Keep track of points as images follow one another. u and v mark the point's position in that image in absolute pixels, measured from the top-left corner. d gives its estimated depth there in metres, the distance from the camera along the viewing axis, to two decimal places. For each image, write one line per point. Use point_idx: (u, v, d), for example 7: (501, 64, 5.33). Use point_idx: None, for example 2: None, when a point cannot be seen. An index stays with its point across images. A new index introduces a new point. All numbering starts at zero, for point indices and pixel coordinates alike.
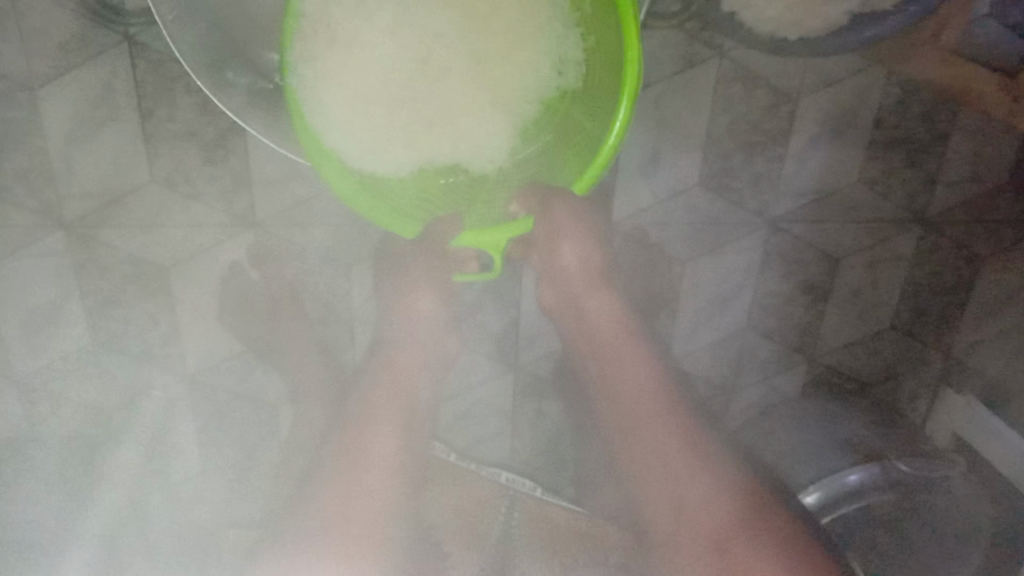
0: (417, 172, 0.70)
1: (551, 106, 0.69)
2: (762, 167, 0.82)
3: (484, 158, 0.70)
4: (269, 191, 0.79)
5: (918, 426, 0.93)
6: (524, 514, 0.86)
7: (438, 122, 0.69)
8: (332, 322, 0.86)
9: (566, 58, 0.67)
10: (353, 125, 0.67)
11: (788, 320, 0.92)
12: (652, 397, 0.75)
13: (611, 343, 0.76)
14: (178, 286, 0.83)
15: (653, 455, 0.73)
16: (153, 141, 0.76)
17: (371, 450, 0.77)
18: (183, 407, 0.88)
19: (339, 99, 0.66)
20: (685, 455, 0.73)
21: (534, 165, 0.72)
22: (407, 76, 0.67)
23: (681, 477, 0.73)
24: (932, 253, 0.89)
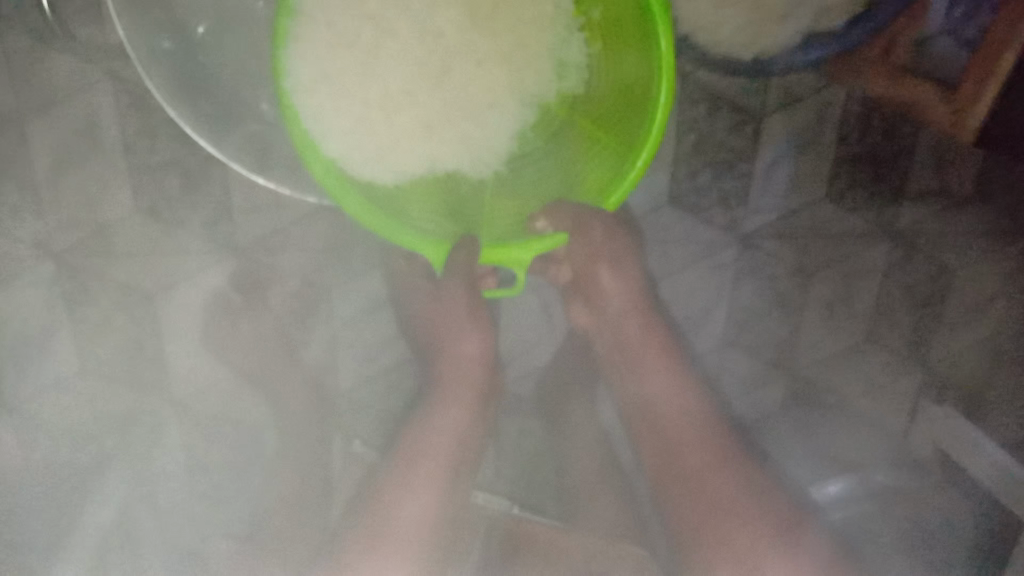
0: (419, 179, 0.69)
1: (551, 110, 0.71)
2: (731, 186, 0.84)
3: (486, 163, 0.71)
4: (250, 218, 0.81)
5: (900, 432, 0.94)
6: (506, 534, 0.86)
7: (448, 129, 0.70)
8: (311, 344, 0.89)
9: (567, 61, 0.69)
10: (355, 134, 0.66)
11: (763, 333, 0.95)
12: (693, 415, 0.72)
13: (636, 339, 0.74)
14: (162, 313, 0.84)
15: (680, 447, 0.71)
16: (137, 171, 0.78)
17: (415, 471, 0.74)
18: (171, 431, 0.90)
19: (341, 104, 0.65)
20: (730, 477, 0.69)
21: (541, 176, 0.71)
22: (411, 83, 0.68)
23: (708, 473, 0.69)
24: (903, 268, 0.88)
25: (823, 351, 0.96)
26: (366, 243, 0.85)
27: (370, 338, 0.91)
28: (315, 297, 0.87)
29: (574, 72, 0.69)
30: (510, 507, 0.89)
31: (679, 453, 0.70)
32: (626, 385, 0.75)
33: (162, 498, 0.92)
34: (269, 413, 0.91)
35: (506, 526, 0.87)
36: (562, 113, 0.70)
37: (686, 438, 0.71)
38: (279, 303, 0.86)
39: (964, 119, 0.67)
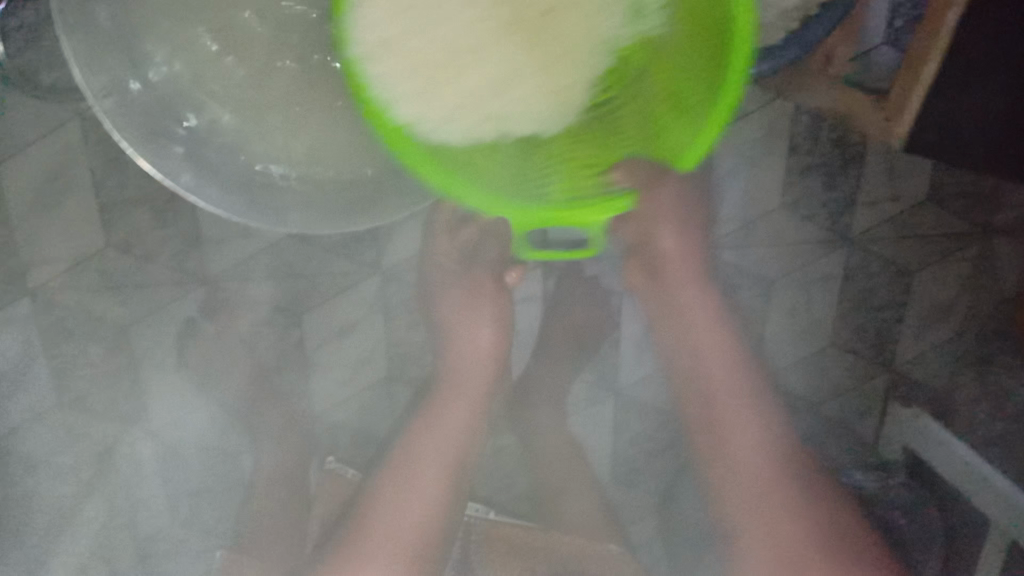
0: (485, 142, 0.63)
1: (627, 57, 0.63)
2: (684, 199, 0.87)
3: (551, 123, 0.63)
4: (221, 248, 0.84)
5: (862, 429, 0.98)
6: (484, 538, 0.88)
7: (512, 87, 0.63)
8: (284, 370, 0.90)
9: (643, 7, 0.61)
10: (418, 96, 0.60)
11: (730, 344, 0.95)
12: (751, 413, 0.79)
13: (690, 313, 0.82)
14: (138, 343, 0.87)
15: (744, 463, 0.77)
16: (108, 206, 0.81)
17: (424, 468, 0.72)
18: (150, 462, 0.91)
19: (397, 63, 0.59)
20: (797, 510, 0.75)
21: (627, 133, 0.63)
22: (475, 39, 0.61)
23: (771, 485, 0.76)
24: (859, 272, 0.92)
25: (789, 359, 0.96)
26: (330, 270, 0.86)
27: (341, 365, 0.90)
28: (283, 324, 0.88)
29: (654, 14, 0.61)
30: (483, 510, 0.90)
31: (780, 465, 0.77)
32: (699, 376, 0.80)
33: (141, 529, 0.93)
34: (244, 439, 0.92)
35: (482, 531, 0.88)
36: (641, 59, 0.62)
37: (750, 450, 0.77)
38: (249, 329, 0.88)
39: (895, 121, 0.70)
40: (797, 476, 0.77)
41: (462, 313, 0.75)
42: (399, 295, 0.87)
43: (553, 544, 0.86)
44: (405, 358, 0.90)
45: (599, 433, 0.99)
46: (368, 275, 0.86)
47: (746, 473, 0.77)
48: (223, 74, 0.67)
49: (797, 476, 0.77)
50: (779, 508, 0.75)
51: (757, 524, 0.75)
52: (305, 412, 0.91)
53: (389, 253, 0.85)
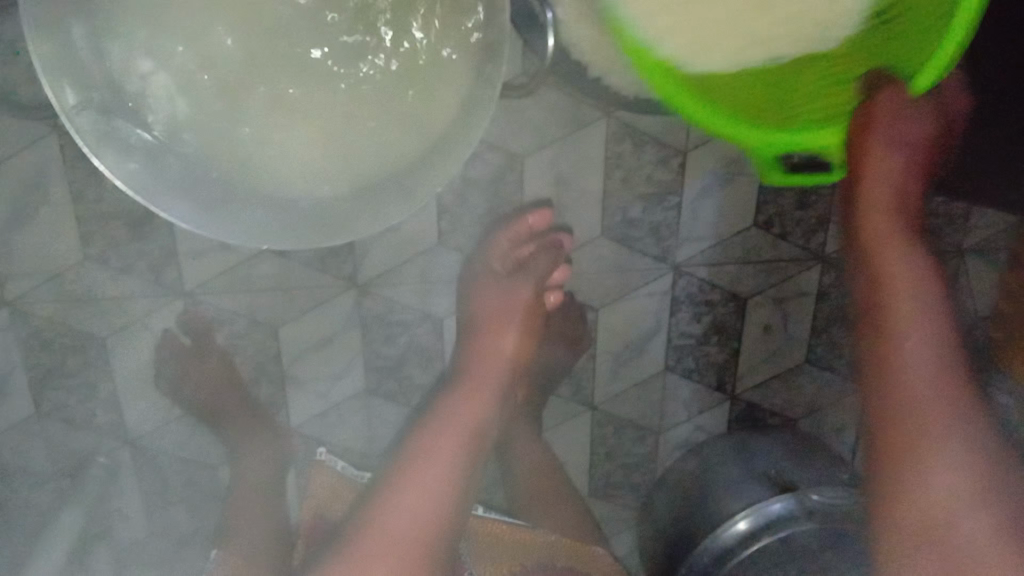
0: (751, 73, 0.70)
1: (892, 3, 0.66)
2: (661, 217, 0.87)
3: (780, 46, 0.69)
4: (198, 261, 0.84)
5: (829, 438, 1.02)
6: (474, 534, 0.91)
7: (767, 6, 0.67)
8: (260, 381, 0.91)
9: None
10: (648, 16, 0.66)
11: (706, 359, 0.96)
12: (915, 313, 0.69)
13: (883, 247, 0.72)
14: (115, 355, 0.87)
15: (905, 397, 0.67)
16: (86, 220, 0.81)
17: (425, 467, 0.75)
18: (128, 473, 0.91)
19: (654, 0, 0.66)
20: (954, 432, 0.65)
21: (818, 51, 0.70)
22: None
23: (930, 433, 0.65)
24: (834, 291, 0.93)
25: (763, 375, 0.98)
26: (306, 282, 0.86)
27: (319, 377, 0.91)
28: (259, 336, 0.88)
29: None
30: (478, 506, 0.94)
31: (934, 373, 0.67)
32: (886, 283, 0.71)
33: (121, 538, 0.94)
34: (221, 450, 0.92)
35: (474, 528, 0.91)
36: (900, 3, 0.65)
37: (913, 346, 0.68)
38: (228, 342, 0.88)
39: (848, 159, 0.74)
40: (960, 398, 0.66)
41: (489, 314, 0.82)
42: (375, 307, 0.88)
43: (541, 542, 0.92)
44: (383, 368, 0.91)
45: (575, 447, 0.99)
46: (344, 289, 0.87)
47: (918, 379, 0.67)
48: (195, 84, 0.68)
49: (958, 392, 0.67)
50: (942, 427, 0.65)
51: (907, 443, 0.66)
52: (284, 423, 0.93)
53: (365, 267, 0.86)
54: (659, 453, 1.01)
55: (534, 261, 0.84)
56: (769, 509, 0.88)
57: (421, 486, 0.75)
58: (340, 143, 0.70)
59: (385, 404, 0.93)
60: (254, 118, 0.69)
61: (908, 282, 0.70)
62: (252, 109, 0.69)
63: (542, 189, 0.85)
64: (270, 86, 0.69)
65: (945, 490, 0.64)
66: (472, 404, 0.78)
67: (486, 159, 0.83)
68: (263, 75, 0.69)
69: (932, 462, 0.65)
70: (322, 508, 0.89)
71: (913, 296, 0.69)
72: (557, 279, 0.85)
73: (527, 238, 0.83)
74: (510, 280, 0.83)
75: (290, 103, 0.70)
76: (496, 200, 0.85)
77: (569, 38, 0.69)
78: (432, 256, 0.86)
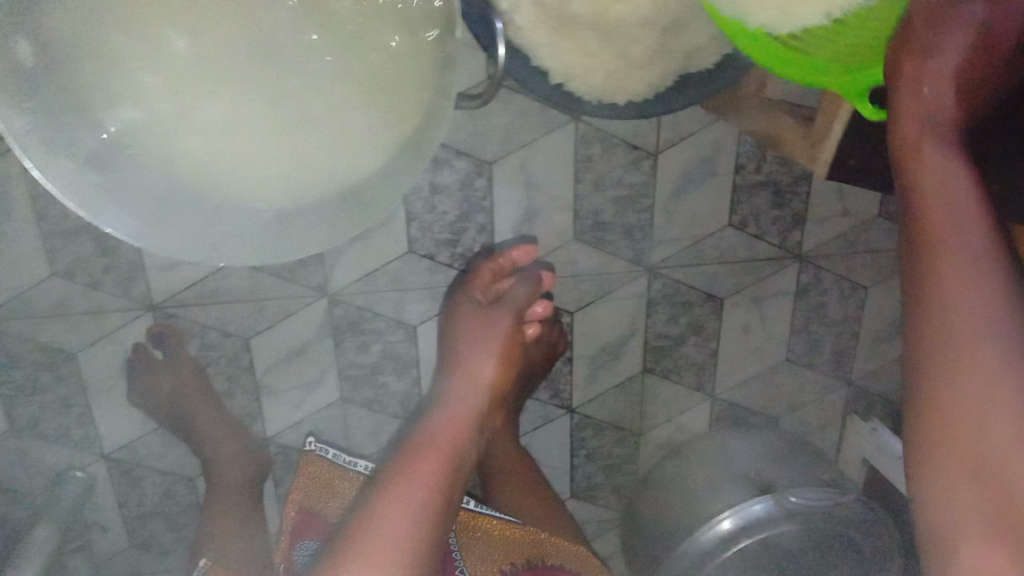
0: None
1: None
2: (634, 220, 0.86)
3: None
4: (166, 274, 0.83)
5: (810, 433, 1.01)
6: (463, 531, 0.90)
7: None
8: (234, 393, 0.90)
9: None
10: None
11: (685, 360, 0.95)
12: (969, 231, 0.54)
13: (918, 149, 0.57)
14: (86, 369, 0.86)
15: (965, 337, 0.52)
16: (51, 236, 0.79)
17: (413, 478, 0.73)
18: (104, 485, 0.91)
19: None
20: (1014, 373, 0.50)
21: None
22: None
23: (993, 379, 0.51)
24: (812, 288, 0.92)
25: (743, 375, 0.97)
26: (276, 292, 0.85)
27: (293, 388, 0.91)
28: (231, 348, 0.87)
29: None
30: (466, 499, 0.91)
31: (991, 311, 0.52)
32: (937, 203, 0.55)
33: (98, 550, 0.95)
34: (196, 461, 0.92)
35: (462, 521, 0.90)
36: None
37: (954, 281, 0.53)
38: (199, 354, 0.87)
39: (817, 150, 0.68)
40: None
41: (470, 330, 0.83)
42: (347, 317, 0.87)
43: (530, 537, 0.91)
44: (358, 376, 0.91)
45: (555, 451, 0.98)
46: (314, 299, 0.86)
47: (961, 310, 0.53)
48: (143, 94, 0.62)
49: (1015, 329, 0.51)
50: (1001, 374, 0.50)
51: (948, 397, 0.52)
52: (258, 434, 0.93)
53: (335, 277, 0.85)
54: (641, 454, 1.01)
55: (511, 294, 0.85)
56: (750, 510, 0.88)
57: (397, 517, 0.70)
58: (297, 151, 0.67)
59: (361, 411, 0.93)
60: (208, 126, 0.65)
61: (942, 206, 0.55)
62: (207, 117, 0.65)
63: (513, 194, 0.83)
64: (222, 88, 0.64)
65: (1001, 447, 0.49)
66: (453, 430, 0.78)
67: (455, 166, 0.80)
68: (216, 79, 0.64)
69: (985, 419, 0.50)
70: (308, 503, 0.89)
71: (952, 216, 0.55)
72: (537, 312, 0.86)
73: (506, 271, 0.85)
74: (490, 313, 0.84)
75: (246, 109, 0.65)
76: (466, 205, 0.83)
77: (530, 45, 0.68)
78: (403, 263, 0.85)
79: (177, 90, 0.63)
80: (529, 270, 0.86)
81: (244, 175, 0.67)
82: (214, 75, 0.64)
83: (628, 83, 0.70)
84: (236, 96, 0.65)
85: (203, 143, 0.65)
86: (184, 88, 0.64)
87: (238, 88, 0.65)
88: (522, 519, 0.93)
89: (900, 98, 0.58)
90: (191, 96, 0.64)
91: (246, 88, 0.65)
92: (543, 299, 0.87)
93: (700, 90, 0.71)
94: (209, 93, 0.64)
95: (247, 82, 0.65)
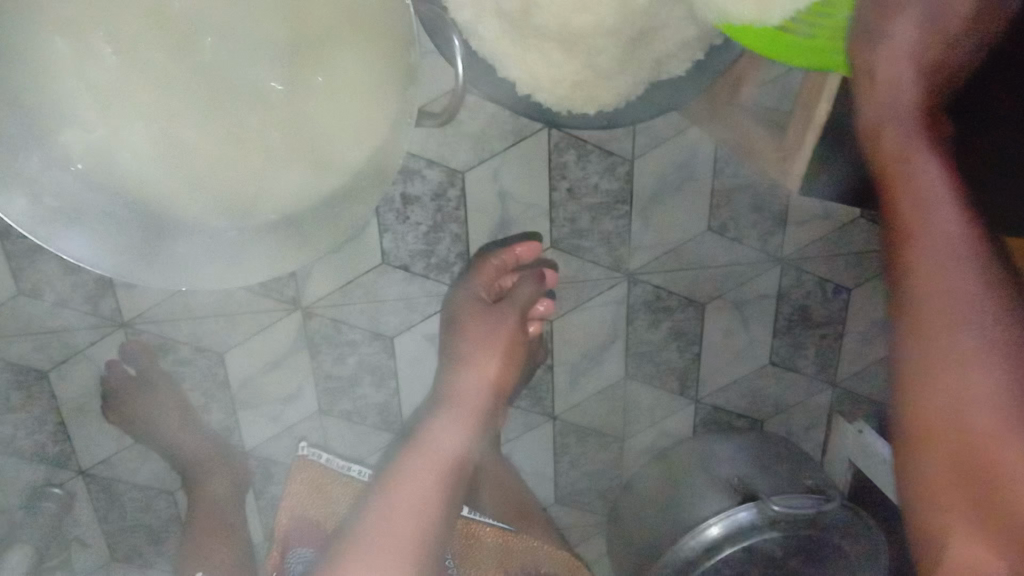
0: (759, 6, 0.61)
1: None
2: (611, 226, 0.85)
3: None
4: (135, 290, 0.81)
5: (795, 435, 1.00)
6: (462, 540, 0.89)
7: None
8: (211, 408, 0.89)
9: None
10: None
11: (667, 365, 0.94)
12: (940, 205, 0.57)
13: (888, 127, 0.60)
14: (57, 387, 0.85)
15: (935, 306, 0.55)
16: (15, 256, 0.77)
17: (396, 520, 0.72)
18: (83, 502, 0.90)
19: None
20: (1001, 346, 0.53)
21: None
22: None
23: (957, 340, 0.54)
24: (795, 290, 0.91)
25: (726, 379, 0.96)
26: (249, 307, 0.84)
27: (270, 401, 0.90)
28: (205, 363, 0.86)
29: None
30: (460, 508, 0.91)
31: (973, 291, 0.54)
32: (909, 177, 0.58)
33: (80, 565, 0.94)
34: (175, 475, 0.92)
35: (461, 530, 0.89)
36: None
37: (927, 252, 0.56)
38: (173, 369, 0.86)
39: (789, 162, 0.68)
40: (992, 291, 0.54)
41: (471, 328, 0.81)
42: (322, 330, 0.86)
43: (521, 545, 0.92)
44: (336, 388, 0.91)
45: (538, 457, 0.98)
46: (288, 312, 0.85)
47: (937, 276, 0.55)
48: (131, 130, 0.68)
49: (998, 302, 0.53)
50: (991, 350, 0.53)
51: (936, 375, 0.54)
52: (237, 447, 0.92)
53: (309, 290, 0.84)
54: (625, 459, 1.00)
55: (517, 290, 0.82)
56: (736, 517, 0.86)
57: (397, 525, 0.72)
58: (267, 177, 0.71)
59: (341, 423, 0.93)
60: (184, 151, 0.70)
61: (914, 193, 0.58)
62: (181, 143, 0.70)
63: (487, 204, 0.82)
64: (192, 114, 0.69)
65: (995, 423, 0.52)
66: (454, 446, 0.78)
67: (426, 177, 0.79)
68: (185, 106, 0.68)
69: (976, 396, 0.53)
70: (300, 509, 0.88)
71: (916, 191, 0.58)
72: (539, 311, 0.84)
73: (511, 268, 0.83)
74: (493, 311, 0.81)
75: (216, 130, 0.70)
76: (438, 216, 0.81)
77: (495, 55, 0.67)
78: (377, 275, 0.84)
79: (155, 121, 0.68)
80: (535, 266, 0.84)
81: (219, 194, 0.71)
82: (184, 103, 0.68)
83: (598, 94, 0.69)
84: (207, 120, 0.69)
85: (181, 165, 0.70)
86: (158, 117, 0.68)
87: (207, 113, 0.69)
88: (514, 526, 0.93)
89: (864, 90, 0.61)
90: (164, 123, 0.69)
91: (213, 112, 0.69)
92: (547, 297, 0.84)
93: (674, 98, 0.70)
94: (181, 120, 0.69)
95: (214, 106, 0.69)
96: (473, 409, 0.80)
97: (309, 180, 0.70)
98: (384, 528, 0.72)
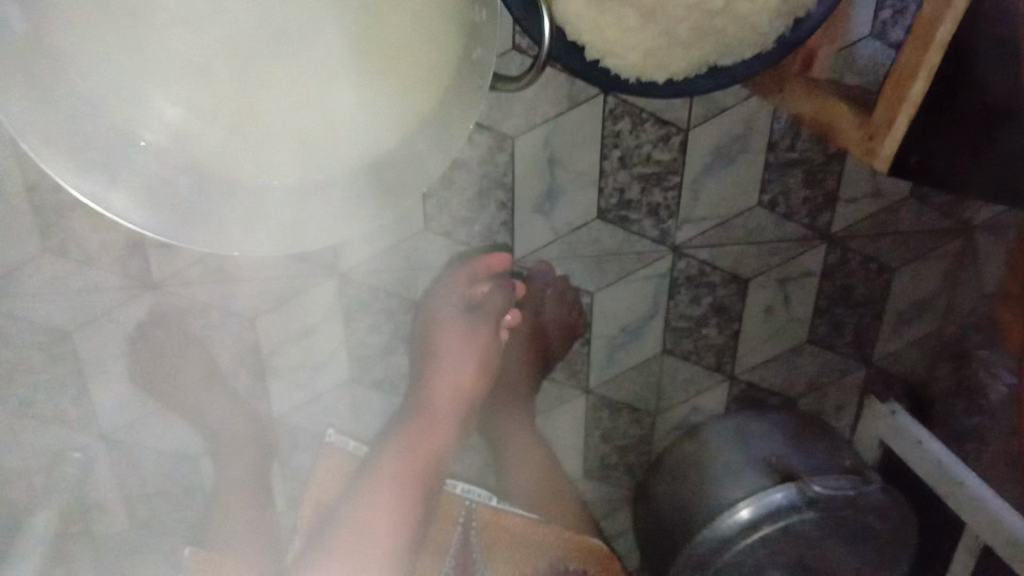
0: None
1: None
2: (660, 197, 0.82)
3: None
4: (170, 251, 0.77)
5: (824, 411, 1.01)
6: (482, 526, 0.91)
7: None
8: (239, 373, 0.87)
9: None
10: None
11: (703, 341, 0.94)
12: None
13: None
14: (80, 351, 0.81)
15: None
16: (43, 214, 0.72)
17: (379, 492, 0.81)
18: (104, 465, 0.88)
19: None
20: None
21: None
22: None
23: None
24: (837, 269, 0.90)
25: (762, 355, 0.96)
26: (284, 270, 0.80)
27: (301, 370, 0.87)
28: (235, 326, 0.83)
29: None
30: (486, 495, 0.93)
31: None
32: None
33: (99, 527, 0.92)
34: (201, 439, 0.90)
35: (482, 517, 0.91)
36: None
37: None
38: (202, 333, 0.83)
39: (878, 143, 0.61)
40: None
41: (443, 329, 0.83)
42: (356, 296, 0.84)
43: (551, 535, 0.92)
44: (369, 356, 0.88)
45: (568, 431, 0.98)
46: (325, 277, 0.82)
47: None
48: (167, 98, 0.62)
49: None
50: None
51: None
52: (265, 414, 0.90)
53: (347, 255, 0.80)
54: (656, 433, 1.00)
55: (487, 299, 0.84)
56: (770, 499, 0.87)
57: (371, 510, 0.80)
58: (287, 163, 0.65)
59: (372, 394, 0.92)
60: (238, 118, 0.63)
61: None
62: (226, 116, 0.63)
63: (537, 173, 0.79)
64: (240, 81, 0.62)
65: None
66: (434, 440, 0.84)
67: (476, 141, 0.75)
68: (233, 72, 0.62)
69: None
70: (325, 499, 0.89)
71: None
72: (509, 321, 0.88)
73: (485, 276, 0.82)
74: (467, 320, 0.84)
75: (254, 95, 0.63)
76: (486, 182, 0.78)
77: (566, 17, 0.64)
78: (418, 240, 0.81)
79: (200, 91, 0.62)
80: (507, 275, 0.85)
81: (274, 156, 0.65)
82: (232, 70, 0.62)
83: (670, 63, 0.66)
84: (251, 94, 0.63)
85: (214, 149, 0.64)
86: (215, 79, 0.62)
87: (259, 77, 0.62)
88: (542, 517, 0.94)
89: None
90: (208, 95, 0.62)
91: (257, 83, 0.63)
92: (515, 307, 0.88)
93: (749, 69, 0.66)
94: (209, 97, 0.62)
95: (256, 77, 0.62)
96: (452, 392, 0.86)
97: (347, 149, 0.65)
98: (383, 490, 0.81)
